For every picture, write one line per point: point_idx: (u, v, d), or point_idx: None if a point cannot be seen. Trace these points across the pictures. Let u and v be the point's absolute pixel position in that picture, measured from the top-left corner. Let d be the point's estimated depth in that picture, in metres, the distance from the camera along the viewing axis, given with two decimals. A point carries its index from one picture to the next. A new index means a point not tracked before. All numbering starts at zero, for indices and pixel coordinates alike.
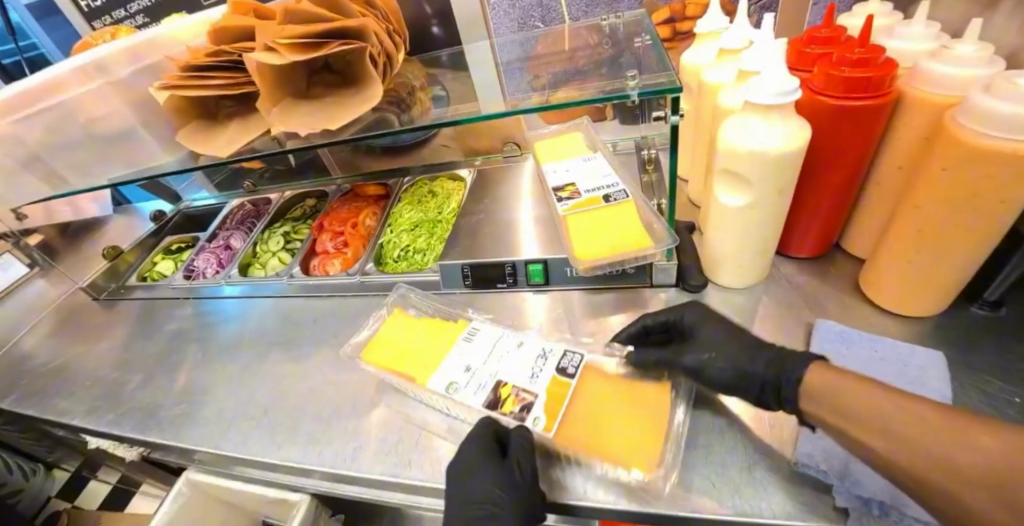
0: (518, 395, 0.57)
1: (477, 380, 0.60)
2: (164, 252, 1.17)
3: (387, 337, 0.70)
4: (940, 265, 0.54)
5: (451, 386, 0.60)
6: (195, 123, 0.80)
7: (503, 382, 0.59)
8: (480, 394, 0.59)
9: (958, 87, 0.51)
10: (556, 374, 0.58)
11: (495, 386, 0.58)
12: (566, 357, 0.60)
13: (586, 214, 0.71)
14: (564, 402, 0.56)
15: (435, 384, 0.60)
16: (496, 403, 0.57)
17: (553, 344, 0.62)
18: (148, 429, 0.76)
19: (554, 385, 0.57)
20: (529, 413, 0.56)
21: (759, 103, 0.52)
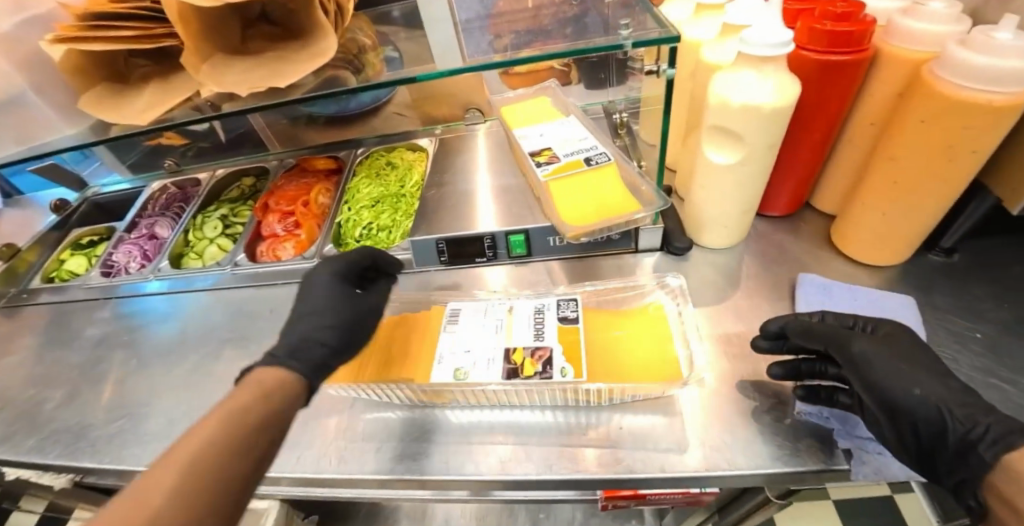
0: (534, 354, 0.53)
1: (484, 357, 0.54)
2: (72, 248, 1.00)
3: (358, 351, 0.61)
4: (910, 214, 0.57)
5: (459, 374, 0.53)
6: (100, 86, 0.67)
7: (514, 348, 0.54)
8: (494, 369, 0.53)
9: (933, 42, 0.52)
10: (560, 323, 0.55)
11: (508, 354, 0.53)
12: (564, 305, 0.57)
13: (567, 179, 0.68)
14: (580, 345, 0.53)
15: (438, 377, 0.53)
16: (513, 371, 0.52)
17: (545, 298, 0.60)
18: (81, 453, 0.65)
19: (562, 333, 0.55)
20: (553, 366, 0.51)
21: (753, 55, 0.50)
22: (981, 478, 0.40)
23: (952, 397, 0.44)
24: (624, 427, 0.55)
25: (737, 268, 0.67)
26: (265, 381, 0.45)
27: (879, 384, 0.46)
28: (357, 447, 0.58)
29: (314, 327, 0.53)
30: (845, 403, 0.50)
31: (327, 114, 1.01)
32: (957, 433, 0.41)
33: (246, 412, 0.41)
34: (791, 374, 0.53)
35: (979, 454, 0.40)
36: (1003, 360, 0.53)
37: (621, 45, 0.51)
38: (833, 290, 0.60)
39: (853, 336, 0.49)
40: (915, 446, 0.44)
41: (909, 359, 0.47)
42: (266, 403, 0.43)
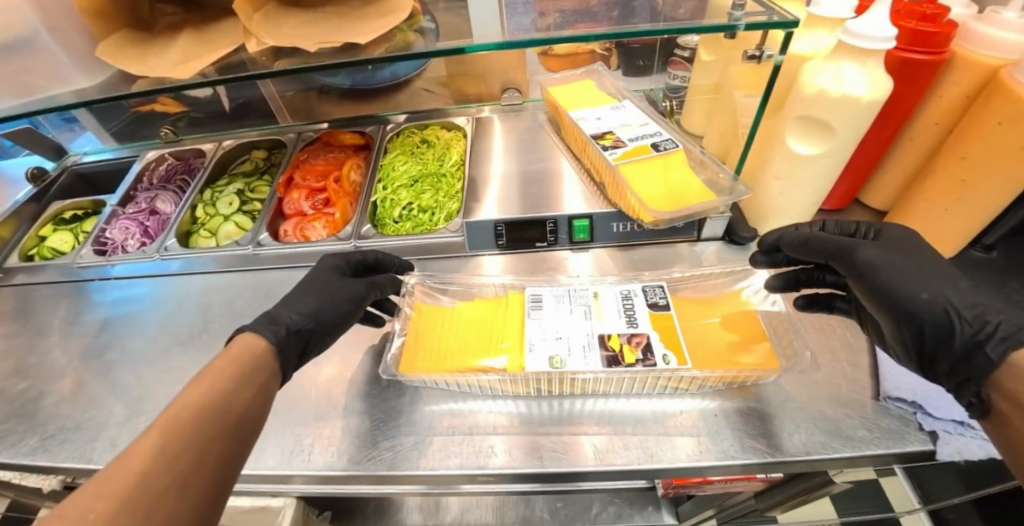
0: (632, 341, 0.51)
1: (579, 344, 0.52)
2: (54, 223, 0.91)
3: (431, 329, 0.59)
4: (971, 210, 0.60)
5: (555, 361, 0.51)
6: (121, 33, 0.61)
7: (608, 334, 0.52)
8: (592, 356, 0.51)
9: (1012, 49, 0.54)
10: (650, 309, 0.55)
11: (605, 341, 0.52)
12: (650, 291, 0.57)
13: (638, 163, 0.66)
14: (675, 332, 0.53)
15: (534, 366, 0.51)
16: (613, 358, 0.50)
17: (630, 284, 0.59)
18: (97, 453, 0.59)
19: (656, 321, 0.54)
20: (654, 353, 0.51)
21: (858, 47, 0.51)
22: (986, 377, 0.40)
23: (962, 299, 0.44)
24: (718, 414, 0.55)
25: None
26: (238, 348, 0.45)
27: (887, 289, 0.47)
28: (434, 443, 0.54)
29: (312, 302, 0.55)
30: (842, 307, 0.58)
31: (342, 87, 0.93)
32: (965, 335, 0.42)
33: (227, 378, 0.41)
34: (791, 284, 0.60)
35: (985, 354, 0.40)
36: None
37: (735, 26, 0.51)
38: None
39: (858, 245, 0.51)
40: (919, 349, 0.45)
41: (917, 264, 0.48)
42: (243, 370, 0.43)
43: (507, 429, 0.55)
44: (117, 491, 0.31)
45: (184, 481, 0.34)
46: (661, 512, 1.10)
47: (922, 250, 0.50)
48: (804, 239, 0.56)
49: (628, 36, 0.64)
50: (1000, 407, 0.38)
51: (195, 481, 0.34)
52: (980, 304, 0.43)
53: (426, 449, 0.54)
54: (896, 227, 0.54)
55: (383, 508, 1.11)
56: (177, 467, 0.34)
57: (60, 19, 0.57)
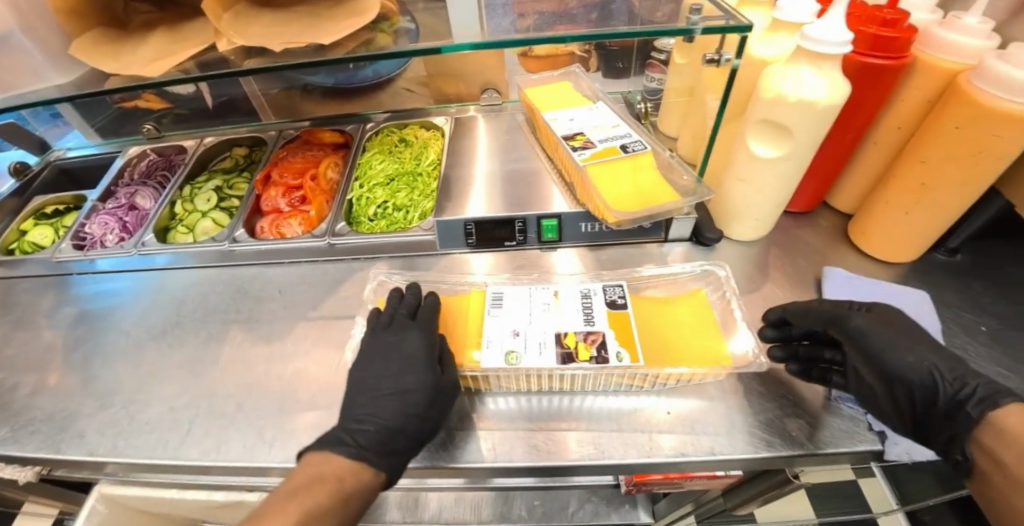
0: (587, 338, 0.52)
1: (536, 342, 0.53)
2: (35, 218, 0.91)
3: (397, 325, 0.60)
4: (930, 216, 0.61)
5: (510, 357, 0.52)
6: (94, 31, 0.62)
7: (565, 333, 0.53)
8: (547, 354, 0.52)
9: (970, 55, 0.55)
10: (609, 308, 0.56)
11: (560, 338, 0.52)
12: (610, 290, 0.58)
13: (605, 164, 0.67)
14: (631, 327, 0.54)
15: (489, 361, 0.52)
16: (569, 355, 0.51)
17: (591, 284, 0.60)
18: (68, 445, 0.60)
19: (612, 318, 0.55)
20: (609, 349, 0.51)
21: (814, 51, 0.51)
22: (969, 435, 0.44)
23: (941, 362, 0.48)
24: (672, 412, 0.56)
25: (763, 258, 0.69)
26: (346, 481, 0.46)
27: (878, 353, 0.49)
28: None
29: (399, 412, 0.50)
30: (837, 383, 0.54)
31: (325, 86, 0.94)
32: (947, 395, 0.45)
33: (326, 515, 0.42)
34: (789, 356, 0.56)
35: (966, 412, 0.44)
36: (1008, 350, 0.59)
37: (693, 29, 0.52)
38: (859, 282, 0.62)
39: (850, 314, 0.53)
40: (911, 414, 0.47)
41: (903, 332, 0.51)
42: (344, 513, 0.44)
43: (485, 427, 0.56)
44: None
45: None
46: (637, 510, 1.12)
47: (908, 322, 0.52)
48: (801, 309, 0.57)
49: (603, 36, 0.65)
50: (983, 464, 0.43)
51: None
52: (957, 369, 0.47)
53: None
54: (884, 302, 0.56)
55: None
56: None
57: (37, 18, 0.57)
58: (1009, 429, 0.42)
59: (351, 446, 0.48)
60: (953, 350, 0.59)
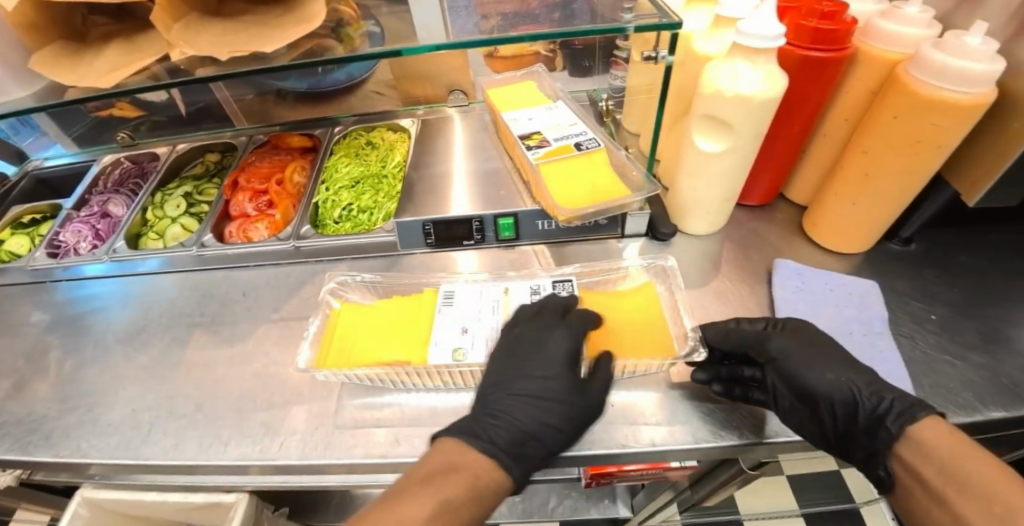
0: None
1: (481, 338, 0.56)
2: (12, 227, 0.93)
3: (351, 326, 0.61)
4: (877, 205, 0.62)
5: (458, 354, 0.54)
6: (55, 45, 0.62)
7: (513, 325, 0.58)
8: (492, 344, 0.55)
9: (907, 44, 0.55)
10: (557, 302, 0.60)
11: (507, 333, 0.56)
12: (559, 285, 0.62)
13: (558, 162, 0.68)
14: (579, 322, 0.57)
15: (437, 360, 0.53)
16: (513, 345, 0.56)
17: (542, 279, 0.63)
18: (34, 447, 0.61)
19: (561, 315, 0.58)
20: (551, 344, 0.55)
21: (748, 46, 0.52)
22: (890, 449, 0.47)
23: (857, 376, 0.51)
24: (615, 404, 0.57)
25: (717, 252, 0.70)
26: (479, 477, 0.46)
27: (798, 376, 0.51)
28: (348, 433, 0.56)
29: (537, 417, 0.51)
30: (759, 399, 0.54)
31: (299, 90, 0.96)
32: (867, 410, 0.48)
33: (458, 510, 0.42)
34: (713, 377, 0.55)
35: (887, 427, 0.47)
36: (955, 337, 0.59)
37: (626, 28, 0.53)
38: (806, 273, 0.63)
39: (768, 334, 0.55)
40: (835, 431, 0.50)
41: (820, 348, 0.53)
42: (478, 510, 0.44)
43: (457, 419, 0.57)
44: None
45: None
46: (616, 504, 1.14)
47: (822, 337, 0.55)
48: (723, 332, 0.57)
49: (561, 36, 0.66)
50: (904, 479, 0.47)
51: None
52: (873, 382, 0.50)
53: (343, 438, 0.56)
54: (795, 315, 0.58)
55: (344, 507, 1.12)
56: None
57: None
58: (926, 445, 0.45)
59: (484, 441, 0.48)
60: (899, 338, 0.59)
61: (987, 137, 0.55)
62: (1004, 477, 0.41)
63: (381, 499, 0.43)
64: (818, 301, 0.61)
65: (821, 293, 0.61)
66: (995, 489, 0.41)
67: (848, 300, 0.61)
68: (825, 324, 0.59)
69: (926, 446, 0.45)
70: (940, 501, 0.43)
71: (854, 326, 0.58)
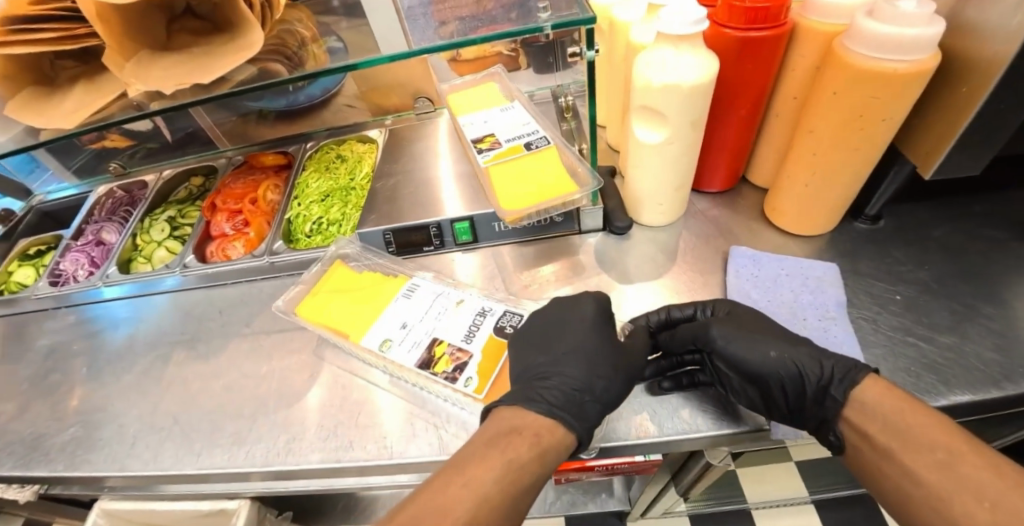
0: (453, 353, 0.53)
1: (413, 339, 0.56)
2: (20, 259, 0.99)
3: (329, 297, 0.65)
4: (830, 185, 0.60)
5: (386, 344, 0.57)
6: (27, 91, 0.66)
7: (438, 340, 0.55)
8: (414, 352, 0.55)
9: (844, 15, 0.53)
10: (493, 334, 0.56)
11: (431, 344, 0.54)
12: (506, 316, 0.57)
13: (508, 163, 0.68)
14: (499, 360, 0.54)
15: (368, 342, 0.57)
16: (427, 361, 0.53)
17: (497, 303, 0.59)
18: (35, 463, 0.66)
19: (491, 344, 0.55)
20: (462, 373, 0.52)
21: (671, 34, 0.51)
22: (837, 415, 0.45)
23: (800, 352, 0.49)
24: None
25: (674, 243, 0.69)
26: (543, 436, 0.45)
27: (747, 360, 0.49)
28: (303, 440, 0.59)
29: (579, 372, 0.50)
30: (705, 381, 0.53)
31: (276, 109, 0.97)
32: (814, 382, 0.46)
33: (524, 470, 0.42)
34: (658, 373, 0.56)
35: (833, 396, 0.45)
36: (921, 318, 0.57)
37: (543, 28, 0.54)
38: (763, 260, 0.62)
39: (710, 322, 0.53)
40: (787, 407, 0.48)
41: (760, 331, 0.52)
42: (543, 468, 0.43)
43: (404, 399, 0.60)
44: None
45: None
46: (613, 497, 1.14)
47: (759, 320, 0.53)
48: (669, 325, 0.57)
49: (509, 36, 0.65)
50: (853, 440, 0.45)
51: None
52: (812, 351, 0.49)
53: (302, 445, 0.58)
54: (724, 301, 0.56)
55: (348, 508, 1.15)
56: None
57: None
58: (870, 404, 0.44)
59: (543, 403, 0.47)
60: (858, 321, 0.57)
61: (940, 103, 0.53)
62: (946, 431, 0.40)
63: (445, 465, 0.43)
64: (771, 287, 0.59)
65: (775, 279, 0.60)
66: (936, 438, 0.39)
67: (804, 285, 0.59)
68: (777, 310, 0.57)
69: (869, 405, 0.44)
70: (884, 453, 0.41)
71: (808, 311, 0.57)
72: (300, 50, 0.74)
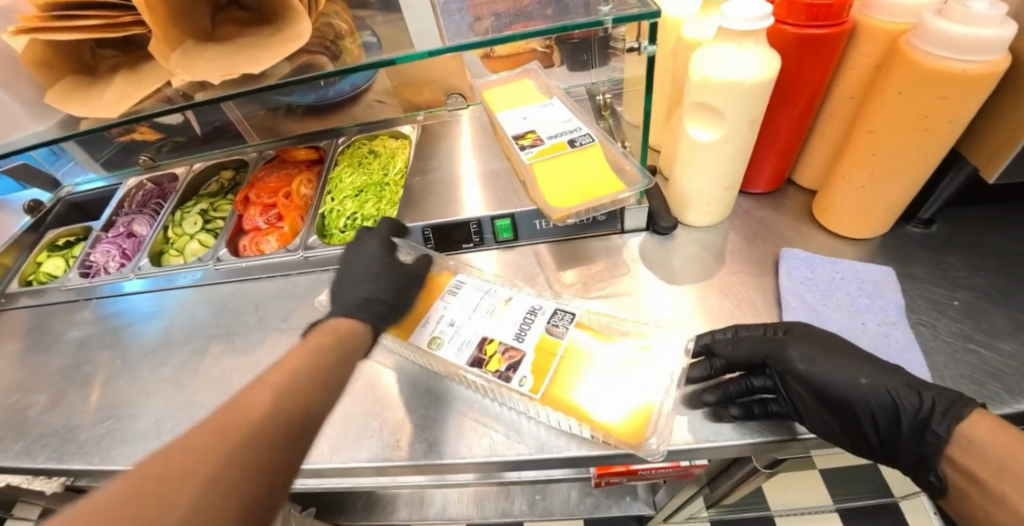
0: (505, 352, 0.53)
1: (462, 337, 0.55)
2: (49, 250, 0.98)
3: None
4: (888, 187, 0.58)
5: (434, 341, 0.56)
6: (67, 79, 0.65)
7: (489, 339, 0.54)
8: (464, 352, 0.54)
9: (910, 14, 0.52)
10: (545, 332, 0.54)
11: (482, 342, 0.54)
12: (557, 314, 0.55)
13: (553, 161, 0.67)
14: (553, 359, 0.52)
15: (416, 340, 0.57)
16: (480, 360, 0.53)
17: (547, 300, 0.58)
18: (70, 456, 0.65)
19: (544, 342, 0.53)
20: (517, 371, 0.51)
21: (733, 30, 0.50)
22: (940, 453, 0.43)
23: (893, 379, 0.47)
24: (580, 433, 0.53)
25: (720, 244, 0.68)
26: (339, 330, 0.53)
27: (835, 388, 0.47)
28: (349, 436, 0.58)
29: None
30: (779, 412, 0.50)
31: (306, 104, 0.97)
32: (910, 414, 0.44)
33: (325, 352, 0.49)
34: (723, 398, 0.51)
35: (933, 430, 0.44)
36: (981, 325, 0.56)
37: (603, 22, 0.53)
38: (816, 263, 0.60)
39: (787, 342, 0.51)
40: (877, 437, 0.47)
41: (845, 355, 0.49)
42: (341, 354, 0.50)
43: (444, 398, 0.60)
44: (244, 422, 0.38)
45: (273, 444, 0.39)
46: (637, 501, 1.13)
47: (838, 342, 0.51)
48: (732, 340, 0.54)
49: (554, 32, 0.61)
50: (958, 482, 0.42)
51: (290, 428, 0.41)
52: (909, 381, 0.46)
53: (347, 442, 0.58)
54: (799, 323, 0.53)
55: (368, 506, 1.14)
56: (271, 436, 0.39)
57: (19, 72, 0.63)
58: (980, 442, 0.41)
59: None
60: (918, 327, 0.56)
61: (1007, 105, 0.51)
62: None
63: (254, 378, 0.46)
64: (827, 290, 0.58)
65: (830, 282, 0.59)
66: None
67: (861, 289, 0.58)
68: (835, 314, 0.56)
69: (978, 445, 0.41)
70: (997, 500, 0.39)
71: (867, 316, 0.55)
72: (336, 43, 0.72)
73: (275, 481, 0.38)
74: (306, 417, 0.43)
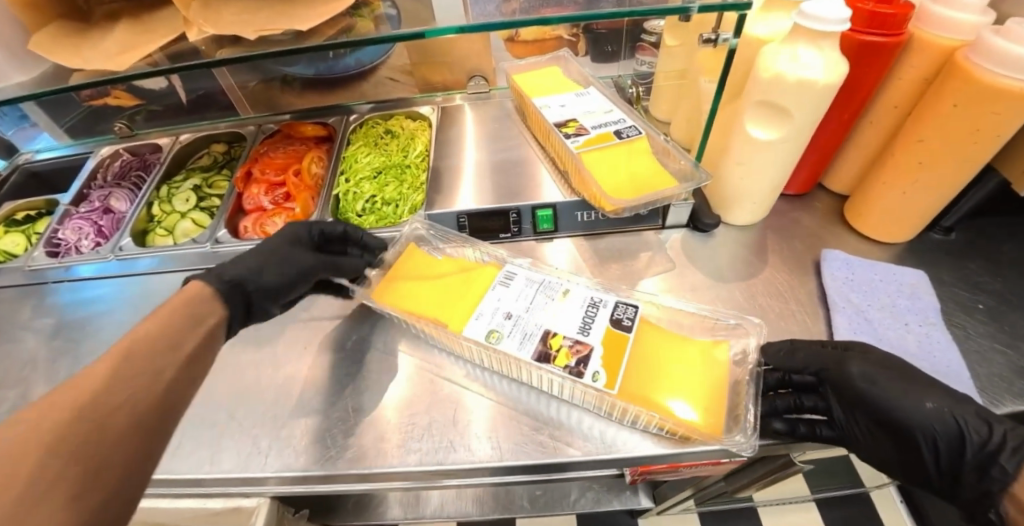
0: (572, 347, 0.50)
1: (522, 330, 0.52)
2: (5, 224, 0.86)
3: (414, 289, 0.60)
4: (927, 194, 0.61)
5: (491, 335, 0.53)
6: (55, 25, 0.57)
7: (553, 332, 0.51)
8: (526, 346, 0.51)
9: (964, 31, 0.54)
10: (610, 325, 0.52)
11: (546, 336, 0.51)
12: (619, 308, 0.53)
13: (599, 152, 0.65)
14: (623, 355, 0.49)
15: (472, 332, 0.53)
16: (546, 355, 0.50)
17: (606, 294, 0.56)
18: None
19: (610, 336, 0.51)
20: (587, 367, 0.48)
21: (809, 28, 0.49)
22: (1005, 488, 0.43)
23: (960, 408, 0.47)
24: (606, 433, 0.53)
25: (760, 243, 0.69)
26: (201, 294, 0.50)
27: (897, 409, 0.47)
28: (392, 439, 0.54)
29: None
30: (826, 434, 0.51)
31: (308, 76, 0.88)
32: (975, 445, 0.44)
33: (176, 316, 0.46)
34: (770, 411, 0.52)
35: (1000, 465, 0.43)
36: (1005, 327, 0.59)
37: (688, 8, 0.54)
38: (855, 264, 0.62)
39: (847, 357, 0.51)
40: (936, 463, 0.47)
41: (910, 379, 0.49)
42: (199, 321, 0.48)
43: (470, 384, 0.58)
44: (76, 400, 0.36)
45: (114, 418, 0.37)
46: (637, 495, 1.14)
47: (905, 366, 0.50)
48: (789, 350, 0.53)
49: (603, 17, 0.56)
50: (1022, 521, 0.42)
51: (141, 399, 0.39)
52: (979, 412, 0.46)
53: (377, 445, 0.54)
54: (863, 344, 0.52)
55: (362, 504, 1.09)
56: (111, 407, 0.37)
57: None
58: None
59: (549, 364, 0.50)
60: (951, 329, 0.59)
61: None
62: None
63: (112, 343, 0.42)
64: (869, 291, 0.60)
65: (871, 284, 0.61)
66: None
67: (900, 291, 0.60)
68: (880, 315, 0.58)
69: None
70: None
71: (909, 317, 0.58)
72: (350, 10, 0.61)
73: (125, 457, 0.36)
74: (158, 384, 0.41)
